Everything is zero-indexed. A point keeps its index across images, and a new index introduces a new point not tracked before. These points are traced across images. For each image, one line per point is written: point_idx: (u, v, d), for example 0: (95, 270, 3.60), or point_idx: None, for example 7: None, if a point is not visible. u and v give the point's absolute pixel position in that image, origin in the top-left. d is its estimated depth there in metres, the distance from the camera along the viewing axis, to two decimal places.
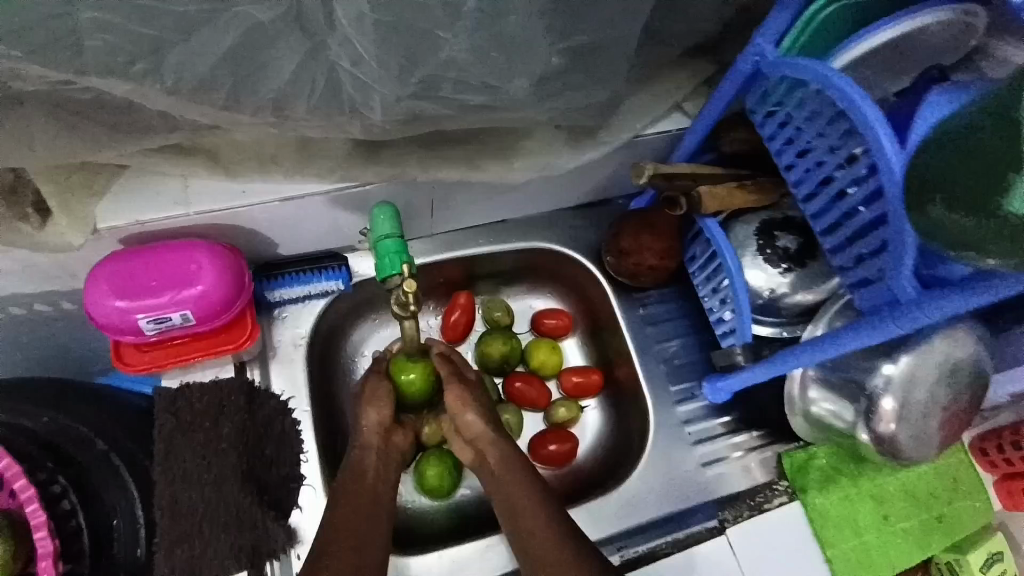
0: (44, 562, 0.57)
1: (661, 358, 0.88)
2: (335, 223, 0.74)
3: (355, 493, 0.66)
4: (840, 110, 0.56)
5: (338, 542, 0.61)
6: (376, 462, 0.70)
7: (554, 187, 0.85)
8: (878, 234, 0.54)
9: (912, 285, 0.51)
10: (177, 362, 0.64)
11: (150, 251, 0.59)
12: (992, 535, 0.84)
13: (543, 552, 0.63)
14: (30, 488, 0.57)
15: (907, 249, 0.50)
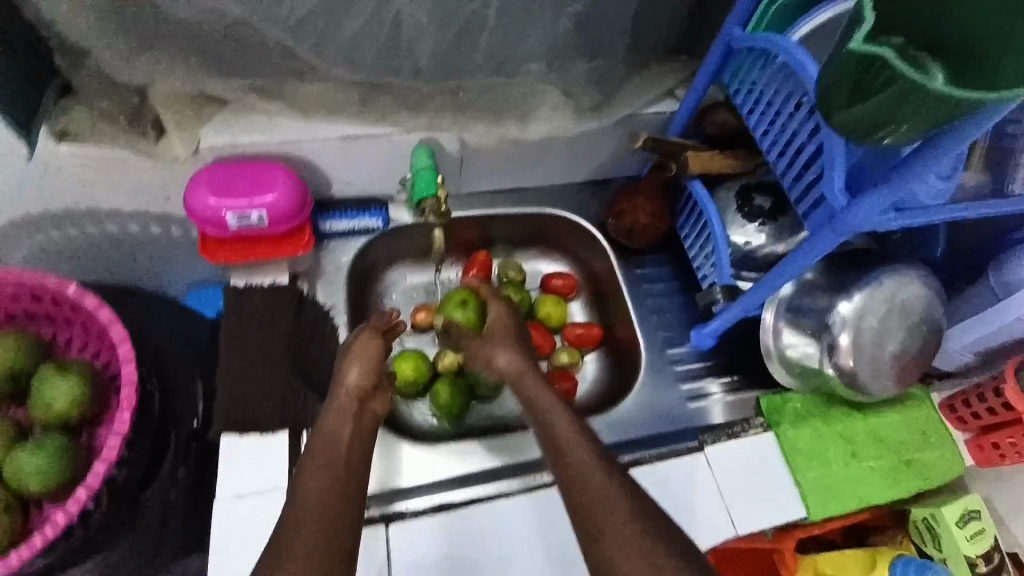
0: (126, 390, 0.66)
1: (653, 310, 0.99)
2: (380, 168, 0.89)
3: (332, 460, 0.61)
4: (786, 70, 0.70)
5: (310, 507, 0.57)
6: (354, 424, 0.66)
7: (565, 159, 1.00)
8: (818, 161, 0.67)
9: (842, 195, 0.63)
10: (247, 259, 0.78)
11: (239, 165, 0.75)
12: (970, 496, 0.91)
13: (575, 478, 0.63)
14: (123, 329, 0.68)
15: (835, 161, 0.63)
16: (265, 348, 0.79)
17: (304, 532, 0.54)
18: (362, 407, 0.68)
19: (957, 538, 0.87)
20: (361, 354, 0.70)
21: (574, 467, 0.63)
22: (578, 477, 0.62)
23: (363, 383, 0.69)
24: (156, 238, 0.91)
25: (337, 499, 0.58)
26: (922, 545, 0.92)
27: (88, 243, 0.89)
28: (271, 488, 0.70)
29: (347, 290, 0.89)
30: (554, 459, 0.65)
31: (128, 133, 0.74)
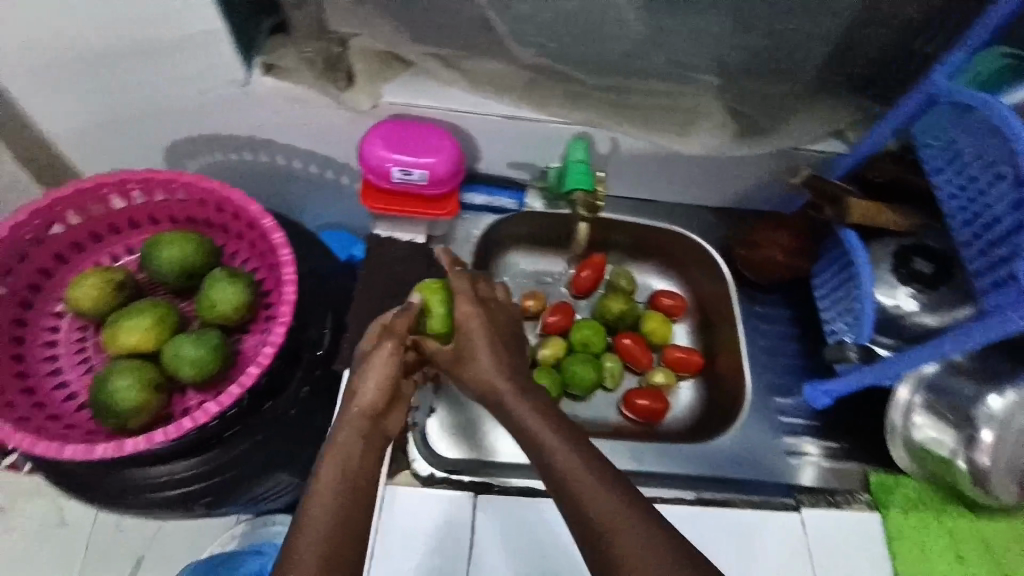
0: (284, 308, 0.73)
1: (766, 352, 0.94)
2: (527, 152, 0.91)
3: (344, 460, 0.58)
4: (995, 136, 0.65)
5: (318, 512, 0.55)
6: (367, 416, 0.61)
7: (705, 180, 0.98)
8: (1015, 239, 0.62)
9: None
10: (397, 213, 0.83)
11: (412, 125, 0.80)
12: None
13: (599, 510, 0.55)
14: (291, 253, 0.75)
15: None
16: (393, 299, 0.84)
17: (315, 533, 0.54)
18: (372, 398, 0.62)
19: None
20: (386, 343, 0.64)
21: (584, 503, 0.55)
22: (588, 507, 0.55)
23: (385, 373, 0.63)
24: (316, 177, 1.01)
25: (351, 504, 0.56)
26: None
27: (259, 169, 1.00)
28: None
29: (472, 261, 0.93)
30: (564, 500, 0.57)
31: (322, 79, 0.82)
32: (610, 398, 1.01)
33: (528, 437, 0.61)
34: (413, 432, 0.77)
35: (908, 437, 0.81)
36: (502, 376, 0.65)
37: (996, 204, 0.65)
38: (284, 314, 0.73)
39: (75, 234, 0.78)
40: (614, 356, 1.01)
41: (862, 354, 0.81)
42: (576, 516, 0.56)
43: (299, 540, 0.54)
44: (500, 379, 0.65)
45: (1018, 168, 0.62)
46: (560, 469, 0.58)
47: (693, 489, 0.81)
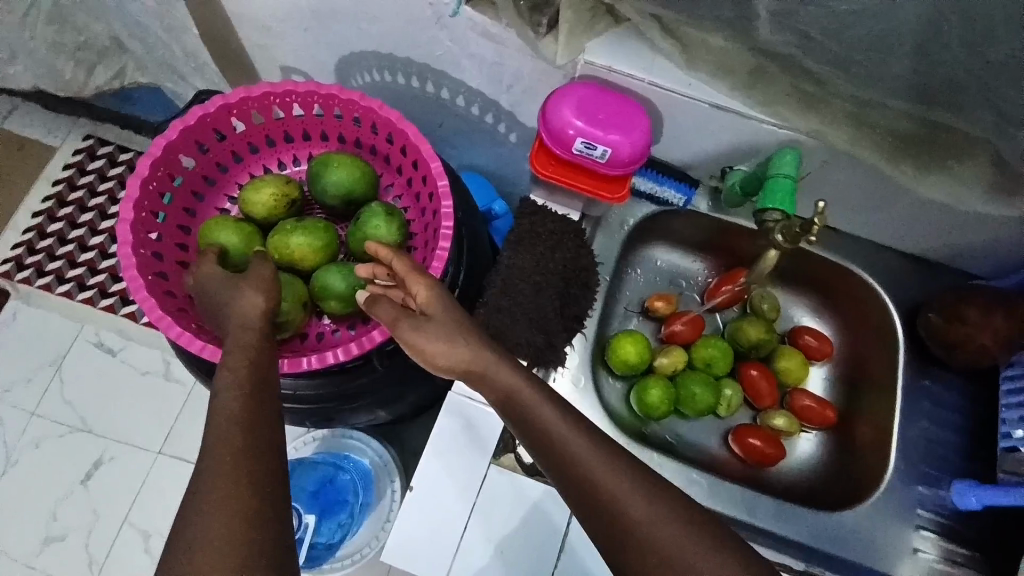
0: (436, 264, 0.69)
1: (920, 432, 0.83)
2: (715, 146, 0.82)
3: (231, 390, 0.54)
4: None
5: (220, 464, 0.50)
6: (253, 367, 0.57)
7: (908, 221, 0.85)
8: None
9: None
10: (564, 183, 0.77)
11: (608, 94, 0.72)
12: None
13: (611, 501, 0.53)
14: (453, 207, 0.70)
15: None
16: (540, 272, 0.78)
17: (216, 484, 0.49)
18: (259, 353, 0.59)
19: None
20: (247, 282, 0.63)
21: (597, 488, 0.53)
22: (601, 493, 0.53)
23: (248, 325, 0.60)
24: (481, 118, 0.96)
25: (255, 449, 0.51)
26: None
27: (425, 97, 0.97)
28: None
29: (620, 248, 0.87)
30: (573, 488, 0.55)
31: (523, 21, 0.74)
32: (718, 424, 0.94)
33: (523, 418, 0.59)
34: None
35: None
36: (458, 346, 0.60)
37: None
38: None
39: (252, 134, 0.79)
40: (735, 385, 0.92)
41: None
42: (574, 480, 0.55)
43: (201, 485, 0.49)
44: (459, 345, 0.60)
45: None
46: (565, 454, 0.56)
47: (803, 560, 0.77)
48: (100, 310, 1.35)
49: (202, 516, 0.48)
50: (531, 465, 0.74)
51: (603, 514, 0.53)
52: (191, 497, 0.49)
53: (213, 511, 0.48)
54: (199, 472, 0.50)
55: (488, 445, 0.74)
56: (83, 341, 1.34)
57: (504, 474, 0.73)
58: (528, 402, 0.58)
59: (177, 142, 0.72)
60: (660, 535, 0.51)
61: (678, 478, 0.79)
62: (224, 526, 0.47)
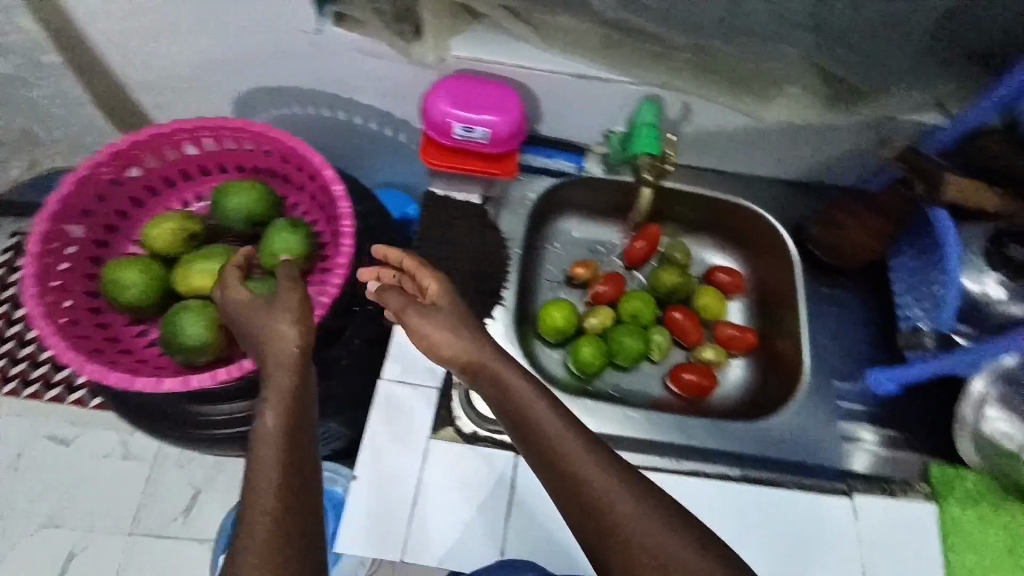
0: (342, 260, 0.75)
1: (829, 334, 0.90)
2: (592, 114, 0.89)
3: (275, 407, 0.58)
4: None
5: (265, 504, 0.53)
6: (292, 406, 0.58)
7: (779, 150, 0.93)
8: None
9: None
10: (455, 170, 0.82)
11: (478, 82, 0.79)
12: None
13: (598, 500, 0.58)
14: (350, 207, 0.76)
15: None
16: (452, 259, 0.85)
17: (262, 502, 0.54)
18: (304, 374, 0.60)
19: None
20: (280, 309, 0.62)
21: (584, 488, 0.59)
22: (588, 496, 0.58)
23: (288, 366, 0.60)
24: (380, 134, 1.02)
25: (291, 492, 0.55)
26: None
27: (324, 124, 1.02)
28: None
29: (525, 224, 0.91)
30: (565, 487, 0.60)
31: (390, 31, 0.81)
32: (656, 370, 0.99)
33: (523, 417, 0.63)
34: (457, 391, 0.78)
35: (978, 429, 0.78)
36: (462, 337, 0.65)
37: None
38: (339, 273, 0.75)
39: (150, 179, 0.83)
40: (664, 330, 0.99)
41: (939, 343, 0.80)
42: (564, 477, 0.60)
43: (246, 498, 0.54)
44: (463, 336, 0.65)
45: None
46: (562, 453, 0.60)
47: (739, 466, 0.79)
48: (46, 404, 1.32)
49: (252, 531, 0.52)
50: (473, 435, 0.76)
51: (589, 512, 0.58)
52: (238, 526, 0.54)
53: (251, 547, 0.52)
54: (243, 508, 0.54)
55: (424, 424, 0.76)
56: (34, 436, 1.31)
57: (446, 446, 0.75)
58: (529, 406, 0.63)
59: (72, 193, 0.76)
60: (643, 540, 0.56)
61: (617, 425, 0.81)
62: (269, 545, 0.52)
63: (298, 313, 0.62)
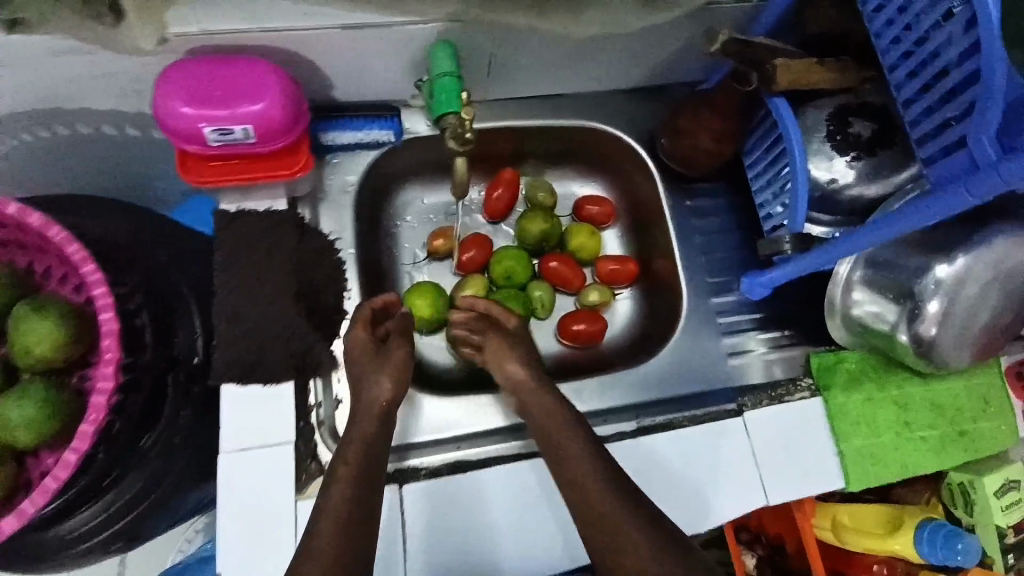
0: (107, 341, 0.59)
1: (701, 250, 0.86)
2: (390, 66, 0.73)
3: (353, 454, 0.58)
4: None
5: (339, 508, 0.54)
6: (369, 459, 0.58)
7: (615, 59, 0.82)
8: (968, 93, 0.50)
9: (993, 146, 0.47)
10: (231, 181, 0.66)
11: (223, 60, 0.61)
12: (1009, 463, 0.84)
13: (606, 522, 0.57)
14: (97, 271, 0.60)
15: (994, 107, 0.47)
16: (269, 280, 0.70)
17: (320, 540, 0.52)
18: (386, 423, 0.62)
19: (991, 507, 0.81)
20: (383, 369, 0.64)
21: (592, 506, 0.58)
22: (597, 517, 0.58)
23: (374, 416, 0.62)
24: (131, 139, 0.79)
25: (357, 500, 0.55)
26: (952, 508, 0.87)
27: (50, 145, 0.77)
28: (281, 441, 0.65)
29: (355, 215, 0.78)
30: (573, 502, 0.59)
31: (68, 15, 0.58)
32: (545, 326, 0.93)
33: (542, 433, 0.66)
34: (322, 429, 0.67)
35: (848, 312, 0.76)
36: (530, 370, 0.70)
37: (944, 51, 0.53)
38: (108, 357, 0.59)
39: None
40: (542, 283, 0.91)
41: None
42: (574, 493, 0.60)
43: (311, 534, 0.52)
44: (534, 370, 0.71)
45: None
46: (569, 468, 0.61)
47: (634, 418, 0.77)
48: None
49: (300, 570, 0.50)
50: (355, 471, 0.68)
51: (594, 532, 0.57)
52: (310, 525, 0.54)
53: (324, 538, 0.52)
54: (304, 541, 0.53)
55: (285, 486, 0.63)
56: None
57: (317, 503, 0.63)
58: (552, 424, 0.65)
59: None
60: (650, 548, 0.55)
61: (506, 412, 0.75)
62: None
63: (396, 373, 0.64)
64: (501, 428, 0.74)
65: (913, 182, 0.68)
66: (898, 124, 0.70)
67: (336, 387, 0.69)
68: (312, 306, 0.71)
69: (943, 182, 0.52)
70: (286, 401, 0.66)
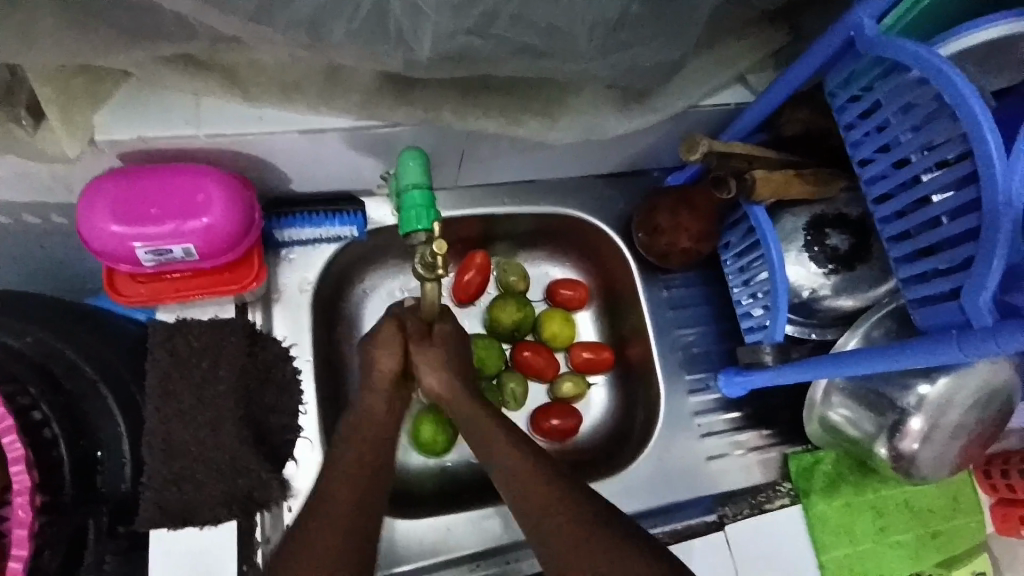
0: (21, 498, 0.55)
1: (678, 345, 0.84)
2: (353, 163, 0.68)
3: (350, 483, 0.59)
4: (945, 109, 0.52)
5: (337, 496, 0.58)
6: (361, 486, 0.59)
7: (592, 154, 0.79)
8: (960, 250, 0.51)
9: (991, 313, 0.48)
10: (174, 297, 0.61)
11: (168, 170, 0.56)
12: (981, 556, 0.80)
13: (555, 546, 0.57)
14: (7, 418, 0.55)
15: (991, 276, 0.47)
16: (213, 404, 0.64)
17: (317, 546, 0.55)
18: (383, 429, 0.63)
19: None
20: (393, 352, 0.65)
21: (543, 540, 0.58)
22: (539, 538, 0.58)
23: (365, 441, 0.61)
24: (51, 231, 0.70)
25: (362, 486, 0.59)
26: None
27: None
28: None
29: (313, 318, 0.72)
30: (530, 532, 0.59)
31: None
32: (516, 419, 0.86)
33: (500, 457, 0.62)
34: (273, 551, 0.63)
35: (824, 415, 0.74)
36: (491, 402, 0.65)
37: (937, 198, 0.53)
38: (20, 517, 0.55)
39: None
40: (515, 373, 0.84)
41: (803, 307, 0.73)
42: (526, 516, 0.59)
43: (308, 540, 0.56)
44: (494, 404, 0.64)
45: (968, 156, 0.50)
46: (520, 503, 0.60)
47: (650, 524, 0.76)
48: None
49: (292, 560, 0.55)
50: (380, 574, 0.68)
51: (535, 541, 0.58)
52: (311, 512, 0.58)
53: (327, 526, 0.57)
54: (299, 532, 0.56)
55: None
56: None
57: None
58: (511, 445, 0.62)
59: None
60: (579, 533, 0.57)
61: (478, 533, 0.71)
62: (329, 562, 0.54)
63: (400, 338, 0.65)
64: (476, 554, 0.70)
65: (889, 298, 0.69)
66: (875, 240, 0.70)
67: (285, 518, 0.65)
68: (259, 430, 0.66)
69: (932, 331, 0.54)
70: (229, 542, 0.61)
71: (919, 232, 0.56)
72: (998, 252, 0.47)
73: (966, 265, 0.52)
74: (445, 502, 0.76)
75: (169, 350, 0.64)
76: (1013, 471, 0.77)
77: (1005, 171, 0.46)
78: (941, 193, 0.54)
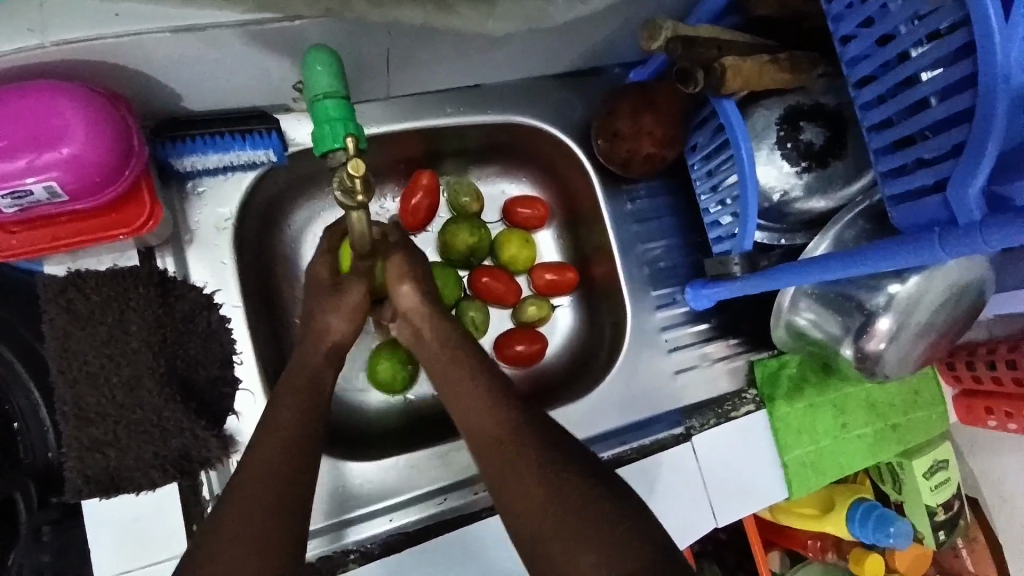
0: None
1: (644, 261, 0.79)
2: (255, 70, 0.57)
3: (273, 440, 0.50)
4: None
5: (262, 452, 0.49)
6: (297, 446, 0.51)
7: (542, 48, 0.69)
8: (948, 136, 0.45)
9: (979, 206, 0.44)
10: (54, 248, 0.52)
11: (4, 92, 0.45)
12: (942, 443, 0.82)
13: (523, 518, 0.48)
14: None
15: (984, 164, 0.42)
16: (127, 362, 0.57)
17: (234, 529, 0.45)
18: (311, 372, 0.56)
19: (921, 488, 0.80)
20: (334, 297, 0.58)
21: (512, 513, 0.49)
22: (509, 508, 0.49)
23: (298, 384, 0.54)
24: None
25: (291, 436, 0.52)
26: (880, 484, 0.86)
27: None
28: (165, 557, 0.57)
29: (235, 259, 0.64)
30: (494, 498, 0.50)
31: None
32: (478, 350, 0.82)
33: (452, 404, 0.55)
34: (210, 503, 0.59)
35: (790, 321, 0.71)
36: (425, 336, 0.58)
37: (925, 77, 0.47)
38: None
39: None
40: (473, 301, 0.79)
41: (774, 214, 0.68)
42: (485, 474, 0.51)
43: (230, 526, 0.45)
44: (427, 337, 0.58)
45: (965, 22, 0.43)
46: (486, 462, 0.51)
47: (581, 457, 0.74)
48: None
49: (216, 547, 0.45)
50: (342, 517, 0.66)
51: (505, 510, 0.49)
52: (222, 495, 0.49)
53: (232, 506, 0.47)
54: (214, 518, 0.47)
55: None
56: None
57: None
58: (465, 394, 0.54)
59: None
60: (528, 503, 0.48)
61: (442, 467, 0.69)
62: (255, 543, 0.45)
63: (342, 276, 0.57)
64: (443, 487, 0.69)
65: (863, 196, 0.64)
66: (853, 134, 0.64)
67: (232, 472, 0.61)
68: (189, 386, 0.61)
69: (911, 230, 0.50)
70: (170, 506, 0.57)
71: (903, 119, 0.50)
72: (993, 136, 0.42)
73: (952, 153, 0.46)
74: (407, 440, 0.73)
75: (65, 308, 0.56)
76: (977, 362, 0.77)
77: (1003, 40, 0.40)
78: (929, 72, 0.47)
